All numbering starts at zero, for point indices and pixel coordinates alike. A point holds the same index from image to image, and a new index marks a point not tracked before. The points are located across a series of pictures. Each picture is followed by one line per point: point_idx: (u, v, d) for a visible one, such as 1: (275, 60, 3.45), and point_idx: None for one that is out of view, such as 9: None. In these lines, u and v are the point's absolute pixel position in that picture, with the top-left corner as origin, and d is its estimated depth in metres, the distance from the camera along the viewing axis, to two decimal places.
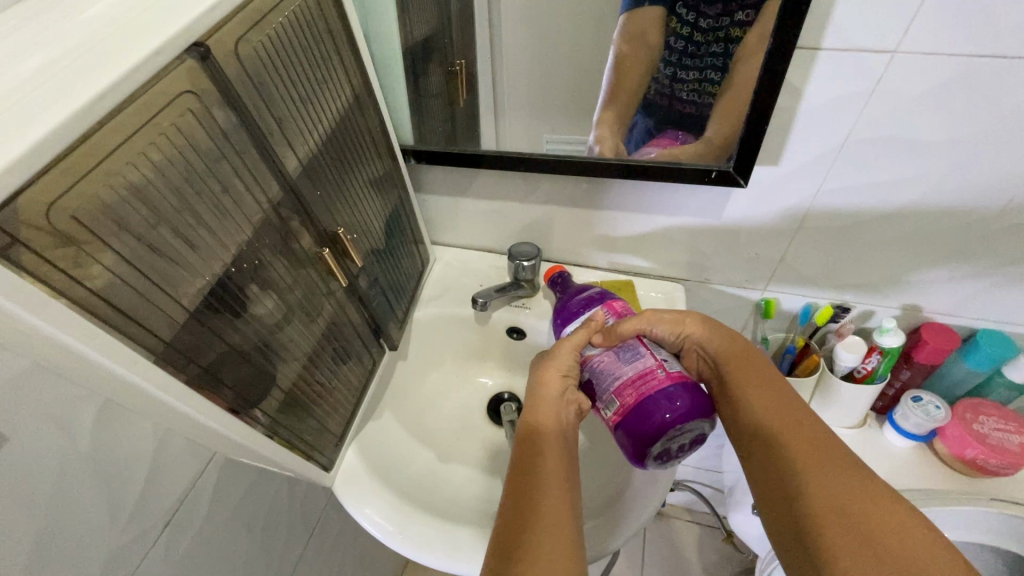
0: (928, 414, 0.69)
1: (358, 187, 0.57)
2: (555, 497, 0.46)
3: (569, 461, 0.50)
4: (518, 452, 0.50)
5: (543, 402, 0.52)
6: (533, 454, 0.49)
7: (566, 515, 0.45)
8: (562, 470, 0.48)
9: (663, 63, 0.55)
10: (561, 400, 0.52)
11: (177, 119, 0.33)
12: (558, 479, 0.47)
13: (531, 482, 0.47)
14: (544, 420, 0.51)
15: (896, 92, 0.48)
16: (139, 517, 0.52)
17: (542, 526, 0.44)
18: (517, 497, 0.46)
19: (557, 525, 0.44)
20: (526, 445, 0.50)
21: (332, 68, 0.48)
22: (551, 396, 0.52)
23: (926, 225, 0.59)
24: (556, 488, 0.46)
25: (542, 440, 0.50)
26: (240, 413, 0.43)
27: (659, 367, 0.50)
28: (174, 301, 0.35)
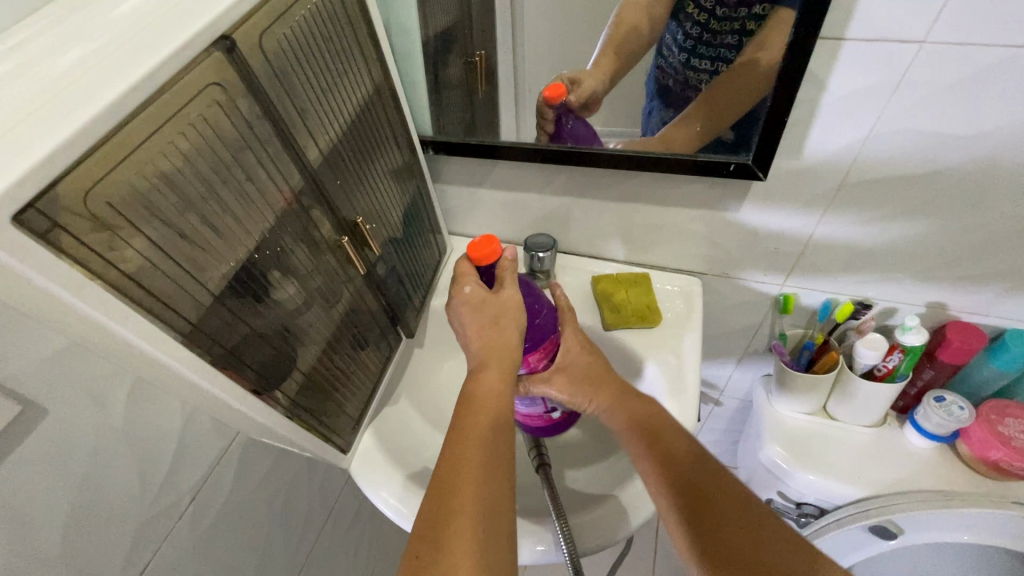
0: (950, 414, 0.68)
1: (377, 177, 0.58)
2: (486, 471, 0.44)
3: (509, 426, 0.48)
4: (456, 419, 0.48)
5: (488, 366, 0.51)
6: (472, 419, 0.48)
7: (500, 487, 0.44)
8: (501, 438, 0.47)
9: (676, 47, 0.56)
10: (509, 369, 0.51)
11: (205, 110, 0.34)
12: (495, 452, 0.46)
13: (467, 452, 0.45)
14: (486, 385, 0.50)
15: (923, 83, 0.47)
16: (167, 490, 0.54)
17: (475, 500, 0.42)
18: (452, 464, 0.44)
19: (490, 496, 0.43)
20: (463, 409, 0.49)
21: (353, 59, 0.49)
22: (498, 361, 0.51)
23: (955, 221, 0.57)
24: (489, 461, 0.45)
25: (483, 406, 0.48)
26: (262, 394, 0.45)
27: (543, 414, 0.62)
28: (201, 285, 0.37)
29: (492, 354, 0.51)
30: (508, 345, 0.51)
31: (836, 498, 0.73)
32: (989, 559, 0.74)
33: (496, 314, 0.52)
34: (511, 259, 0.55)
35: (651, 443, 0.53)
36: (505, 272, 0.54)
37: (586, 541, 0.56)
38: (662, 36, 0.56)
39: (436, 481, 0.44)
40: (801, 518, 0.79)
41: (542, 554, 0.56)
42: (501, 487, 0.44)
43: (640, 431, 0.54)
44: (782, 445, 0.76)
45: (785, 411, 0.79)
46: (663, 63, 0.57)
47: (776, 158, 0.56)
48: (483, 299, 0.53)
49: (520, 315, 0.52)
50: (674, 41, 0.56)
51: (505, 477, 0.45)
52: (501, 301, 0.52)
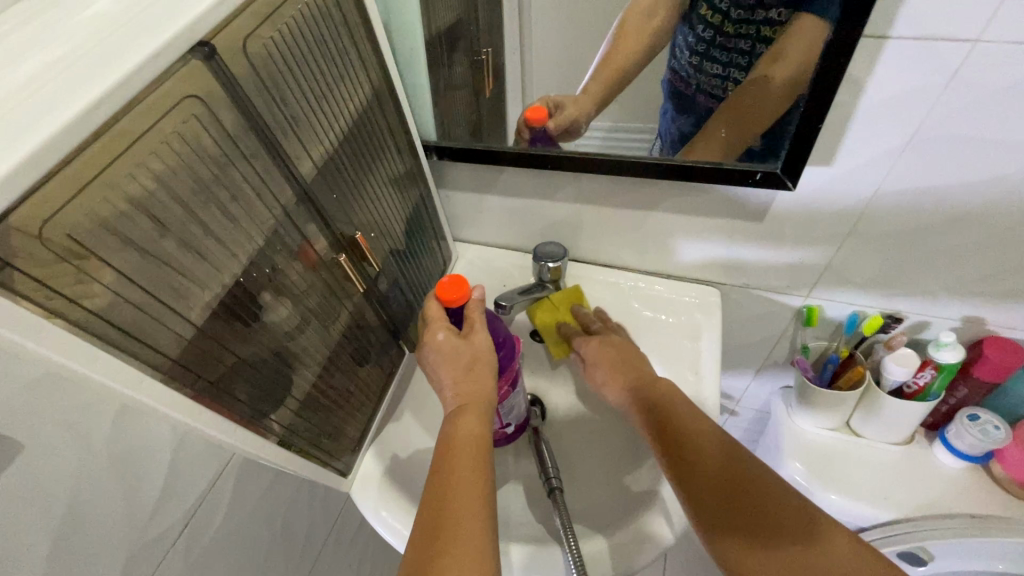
0: (985, 435, 0.64)
1: (378, 186, 0.54)
2: (467, 518, 0.41)
3: (490, 472, 0.45)
4: (434, 468, 0.46)
5: (463, 411, 0.49)
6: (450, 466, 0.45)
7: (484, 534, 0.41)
8: (479, 482, 0.44)
9: (688, 49, 0.54)
10: (484, 413, 0.49)
11: (181, 125, 0.30)
12: (474, 496, 0.43)
13: (446, 502, 0.42)
14: (461, 429, 0.47)
15: (974, 86, 0.43)
16: (158, 517, 0.51)
17: (458, 551, 0.39)
18: (432, 517, 0.42)
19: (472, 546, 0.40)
20: (440, 458, 0.46)
21: (350, 63, 0.46)
22: (473, 405, 0.49)
23: (998, 232, 0.53)
24: (469, 508, 0.42)
25: (464, 447, 0.46)
26: (252, 424, 0.42)
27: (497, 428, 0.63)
28: (181, 316, 0.34)
29: (467, 400, 0.50)
30: (484, 390, 0.50)
31: (860, 521, 0.69)
32: None
33: (464, 358, 0.50)
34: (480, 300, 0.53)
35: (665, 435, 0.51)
36: (473, 314, 0.52)
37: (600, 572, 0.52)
38: (675, 38, 0.55)
39: (419, 537, 0.41)
40: None
41: None
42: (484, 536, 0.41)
43: (655, 422, 0.53)
44: (803, 462, 0.72)
45: (807, 427, 0.75)
46: (675, 66, 0.56)
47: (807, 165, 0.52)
48: (457, 346, 0.50)
49: (493, 360, 0.51)
50: (686, 43, 0.54)
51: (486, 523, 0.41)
52: (475, 346, 0.51)
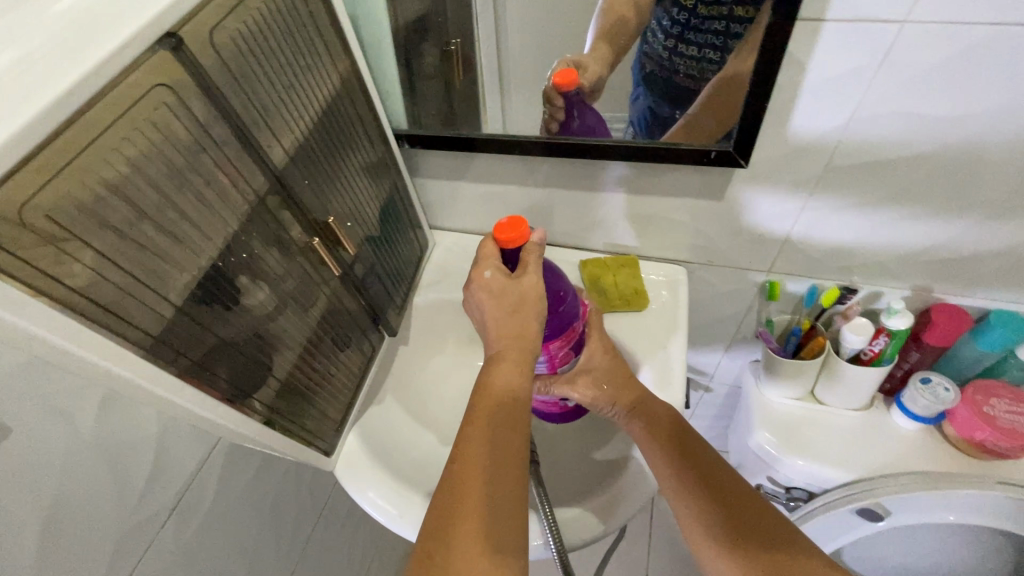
0: (936, 397, 0.68)
1: (351, 174, 0.56)
2: (492, 471, 0.42)
3: (520, 430, 0.46)
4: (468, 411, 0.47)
5: (503, 358, 0.48)
6: (484, 414, 0.46)
7: (507, 488, 0.42)
8: (511, 437, 0.45)
9: (664, 32, 0.54)
10: (524, 363, 0.48)
11: (152, 113, 0.32)
12: (502, 451, 0.44)
13: (472, 453, 0.43)
14: (500, 377, 0.48)
15: (904, 66, 0.46)
16: (147, 500, 0.53)
17: (480, 501, 0.41)
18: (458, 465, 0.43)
19: (495, 498, 0.41)
20: (475, 405, 0.47)
21: (317, 55, 0.47)
22: (513, 353, 0.48)
23: (938, 204, 0.57)
24: (495, 460, 0.43)
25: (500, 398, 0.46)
26: (236, 403, 0.44)
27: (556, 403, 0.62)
28: (162, 297, 0.36)
29: (509, 345, 0.49)
30: (526, 336, 0.49)
31: (824, 483, 0.73)
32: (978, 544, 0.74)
33: (511, 301, 0.49)
34: (535, 245, 0.51)
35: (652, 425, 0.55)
36: (529, 256, 0.51)
37: (573, 536, 0.56)
38: (647, 23, 0.54)
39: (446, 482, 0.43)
40: (790, 503, 0.79)
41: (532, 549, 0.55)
42: (508, 490, 0.42)
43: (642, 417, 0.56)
44: (770, 431, 0.76)
45: (774, 397, 0.78)
46: (648, 50, 0.55)
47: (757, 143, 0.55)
48: (503, 286, 0.50)
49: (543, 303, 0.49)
50: (660, 26, 0.54)
51: (512, 478, 0.43)
52: (521, 288, 0.49)
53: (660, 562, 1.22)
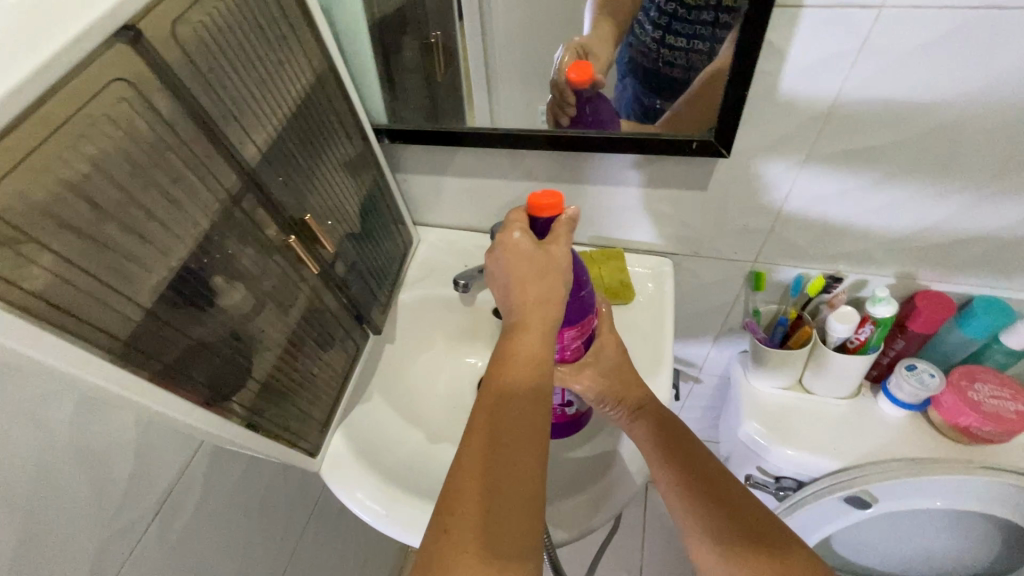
0: (921, 382, 0.68)
1: (328, 171, 0.55)
2: (513, 445, 0.39)
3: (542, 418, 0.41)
4: (490, 381, 0.43)
5: (532, 326, 0.45)
6: (508, 384, 0.43)
7: (529, 463, 0.39)
8: (536, 409, 0.42)
9: (651, 24, 0.53)
10: (549, 333, 0.45)
11: (111, 109, 0.31)
12: (525, 425, 0.41)
13: (493, 427, 0.41)
14: (526, 346, 0.44)
15: (883, 51, 0.46)
16: (127, 506, 0.52)
17: (500, 476, 0.38)
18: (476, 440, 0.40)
19: (515, 473, 0.38)
20: (496, 375, 0.43)
21: (289, 48, 0.46)
22: (541, 321, 0.45)
23: (920, 190, 0.57)
24: (518, 433, 0.40)
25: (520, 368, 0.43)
26: (214, 405, 0.43)
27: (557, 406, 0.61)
28: (128, 299, 0.35)
29: (532, 311, 0.45)
30: (552, 301, 0.46)
31: (813, 472, 0.73)
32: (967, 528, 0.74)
33: (536, 268, 0.46)
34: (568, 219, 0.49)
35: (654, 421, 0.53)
36: (561, 228, 0.48)
37: (562, 532, 0.55)
38: (634, 14, 0.53)
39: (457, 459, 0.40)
40: (779, 492, 0.79)
41: None
42: (530, 464, 0.39)
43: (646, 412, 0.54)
44: (759, 421, 0.76)
45: (762, 387, 0.78)
46: (634, 41, 0.54)
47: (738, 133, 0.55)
48: (530, 250, 0.46)
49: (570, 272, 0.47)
50: (647, 18, 0.52)
51: (535, 453, 0.40)
52: (549, 257, 0.46)
53: (653, 555, 1.23)
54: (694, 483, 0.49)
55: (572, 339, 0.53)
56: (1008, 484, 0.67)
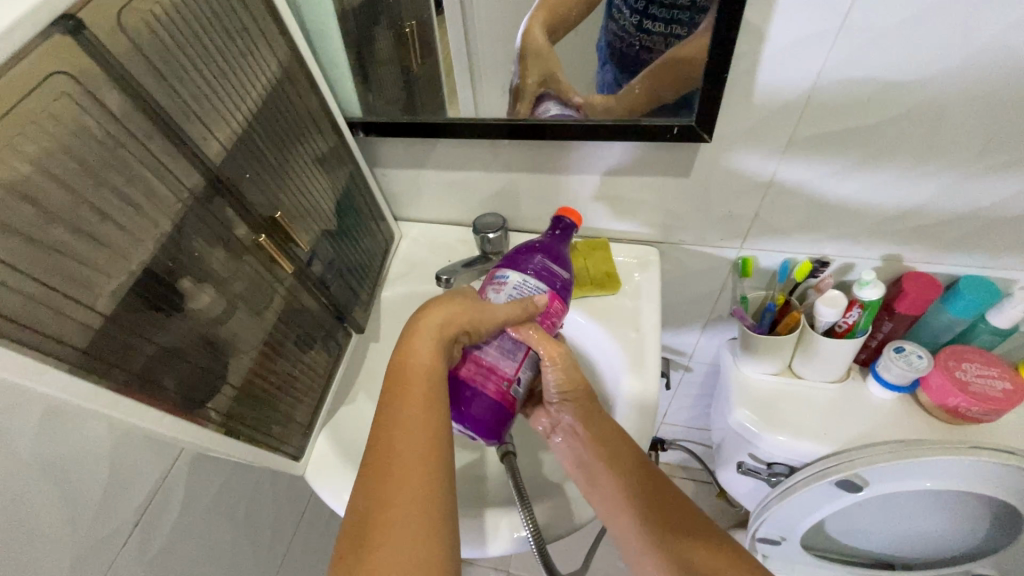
0: (910, 364, 0.68)
1: (300, 168, 0.54)
2: (409, 457, 0.39)
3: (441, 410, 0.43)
4: (387, 395, 0.43)
5: (416, 336, 0.45)
6: (402, 395, 0.43)
7: (427, 470, 0.39)
8: (427, 415, 0.42)
9: (629, 8, 0.52)
10: (441, 343, 0.46)
11: (51, 105, 0.30)
12: (421, 434, 0.41)
13: (392, 441, 0.40)
14: (415, 357, 0.45)
15: (863, 30, 0.45)
16: (104, 519, 0.51)
17: (400, 490, 0.38)
18: (377, 455, 0.40)
19: (414, 483, 0.38)
20: (394, 387, 0.43)
21: (251, 40, 0.45)
22: (429, 333, 0.46)
23: (903, 171, 0.56)
24: (414, 443, 0.40)
25: (423, 375, 0.44)
26: (188, 414, 0.41)
27: (506, 380, 0.49)
28: (85, 305, 0.33)
29: (446, 327, 0.46)
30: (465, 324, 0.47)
31: (803, 457, 0.73)
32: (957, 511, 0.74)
33: (473, 307, 0.48)
34: (531, 313, 0.50)
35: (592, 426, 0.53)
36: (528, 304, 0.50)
37: (552, 528, 0.54)
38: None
39: (364, 476, 0.39)
40: (771, 478, 0.79)
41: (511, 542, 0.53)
42: (428, 471, 0.39)
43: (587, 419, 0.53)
44: (749, 408, 0.75)
45: (752, 373, 0.78)
46: (614, 27, 0.54)
47: (720, 117, 0.54)
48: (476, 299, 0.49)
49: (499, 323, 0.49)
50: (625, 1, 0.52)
51: (432, 458, 0.40)
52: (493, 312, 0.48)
53: None
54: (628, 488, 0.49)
55: (557, 311, 0.52)
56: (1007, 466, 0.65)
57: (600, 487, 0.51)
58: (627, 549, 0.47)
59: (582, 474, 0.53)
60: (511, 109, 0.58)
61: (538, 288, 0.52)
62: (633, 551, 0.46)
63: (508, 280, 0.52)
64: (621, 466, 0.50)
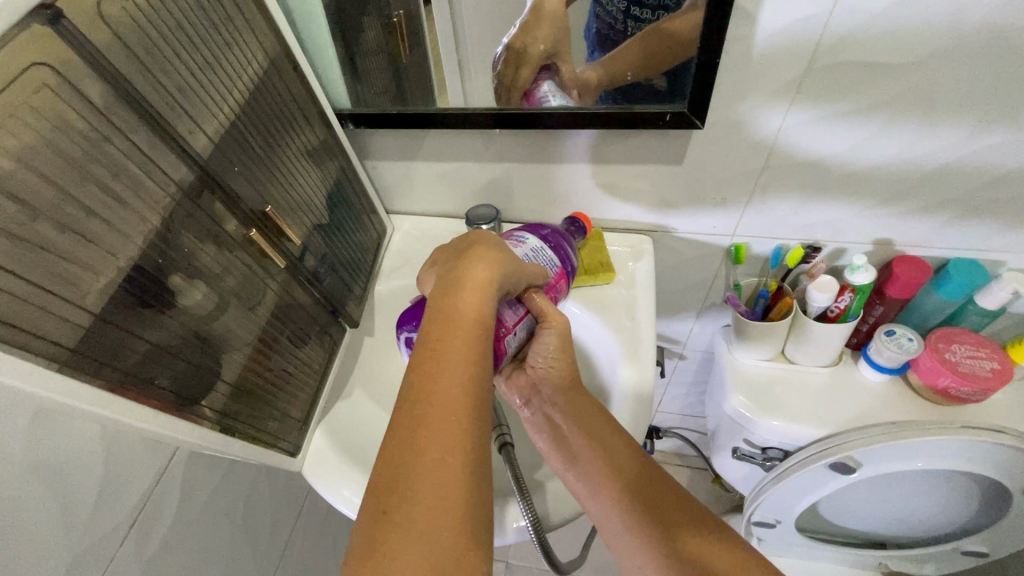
0: (900, 347, 0.69)
1: (290, 161, 0.53)
2: (450, 412, 0.35)
3: (485, 361, 0.39)
4: (427, 339, 0.39)
5: (462, 289, 0.42)
6: (441, 349, 0.38)
7: (470, 431, 0.35)
8: (472, 368, 0.37)
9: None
10: (489, 295, 0.42)
11: (30, 98, 0.29)
12: (464, 389, 0.36)
13: (430, 393, 0.36)
14: (461, 308, 0.41)
15: (854, 12, 0.45)
16: (99, 520, 0.50)
17: (439, 447, 0.34)
18: (412, 409, 0.35)
19: (451, 444, 0.34)
20: (435, 334, 0.39)
21: (236, 30, 0.44)
22: (475, 284, 0.42)
23: (894, 155, 0.56)
24: (457, 399, 0.36)
25: (464, 325, 0.40)
26: (183, 412, 0.41)
27: (506, 333, 0.50)
28: (74, 304, 0.33)
29: (492, 279, 0.43)
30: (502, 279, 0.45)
31: (798, 441, 0.74)
32: (949, 490, 0.76)
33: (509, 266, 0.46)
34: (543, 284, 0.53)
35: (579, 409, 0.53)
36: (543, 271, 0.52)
37: (552, 518, 0.55)
38: None
39: (391, 438, 0.35)
40: (766, 462, 0.80)
41: (511, 532, 0.53)
42: (471, 434, 0.35)
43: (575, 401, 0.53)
44: (744, 394, 0.76)
45: (746, 360, 0.78)
46: (600, 12, 0.53)
47: (713, 104, 0.54)
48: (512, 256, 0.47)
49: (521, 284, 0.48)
50: None
51: (475, 417, 0.35)
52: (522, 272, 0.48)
53: None
54: (622, 471, 0.48)
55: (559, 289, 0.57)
56: (1000, 443, 0.66)
57: (585, 466, 0.50)
58: (606, 526, 0.48)
59: (559, 451, 0.53)
60: (499, 99, 0.58)
61: (550, 260, 0.56)
62: (617, 529, 0.47)
63: (527, 242, 0.55)
64: (610, 448, 0.50)
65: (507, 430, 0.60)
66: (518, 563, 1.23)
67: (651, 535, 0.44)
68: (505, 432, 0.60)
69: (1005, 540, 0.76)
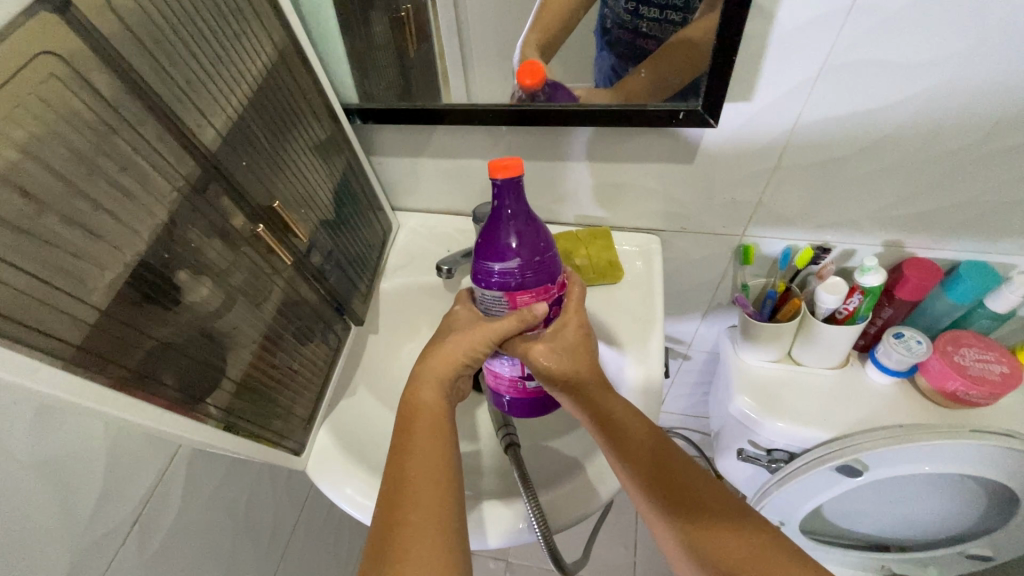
0: (909, 349, 0.68)
1: (298, 155, 0.52)
2: (426, 479, 0.42)
3: (449, 433, 0.47)
4: (398, 431, 0.47)
5: (423, 380, 0.50)
6: (414, 429, 0.46)
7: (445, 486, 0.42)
8: (440, 446, 0.45)
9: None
10: (443, 381, 0.50)
11: (37, 87, 0.28)
12: (435, 462, 0.43)
13: (406, 467, 0.43)
14: (427, 397, 0.49)
15: (873, 10, 0.44)
16: (102, 518, 0.50)
17: (418, 508, 0.40)
18: (396, 477, 0.42)
19: (430, 499, 0.41)
20: (404, 424, 0.47)
21: (245, 22, 0.43)
22: (434, 370, 0.51)
23: (907, 156, 0.56)
24: (428, 470, 0.43)
25: (428, 408, 0.48)
26: (188, 409, 0.40)
27: (524, 380, 0.56)
28: (79, 299, 0.32)
29: (445, 363, 0.51)
30: (453, 357, 0.51)
31: (804, 442, 0.74)
32: (956, 494, 0.75)
33: (466, 331, 0.52)
34: (528, 322, 0.50)
35: (599, 412, 0.49)
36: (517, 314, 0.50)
37: (558, 519, 0.54)
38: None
39: (385, 502, 0.41)
40: (771, 464, 0.80)
41: (518, 534, 0.53)
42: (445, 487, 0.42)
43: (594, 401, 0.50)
44: (750, 396, 0.75)
45: (752, 361, 0.78)
46: (608, 13, 0.52)
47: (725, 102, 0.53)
48: (465, 323, 0.54)
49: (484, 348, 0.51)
50: None
51: (446, 472, 0.43)
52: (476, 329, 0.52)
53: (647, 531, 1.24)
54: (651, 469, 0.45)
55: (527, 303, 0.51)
56: (1007, 447, 0.65)
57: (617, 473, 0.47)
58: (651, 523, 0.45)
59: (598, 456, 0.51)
60: (508, 95, 0.57)
61: (496, 298, 0.51)
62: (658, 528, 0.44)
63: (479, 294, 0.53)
64: (637, 451, 0.46)
65: (513, 430, 0.60)
66: (519, 562, 1.23)
67: (688, 530, 0.42)
68: (513, 432, 0.59)
69: (1008, 545, 0.75)
